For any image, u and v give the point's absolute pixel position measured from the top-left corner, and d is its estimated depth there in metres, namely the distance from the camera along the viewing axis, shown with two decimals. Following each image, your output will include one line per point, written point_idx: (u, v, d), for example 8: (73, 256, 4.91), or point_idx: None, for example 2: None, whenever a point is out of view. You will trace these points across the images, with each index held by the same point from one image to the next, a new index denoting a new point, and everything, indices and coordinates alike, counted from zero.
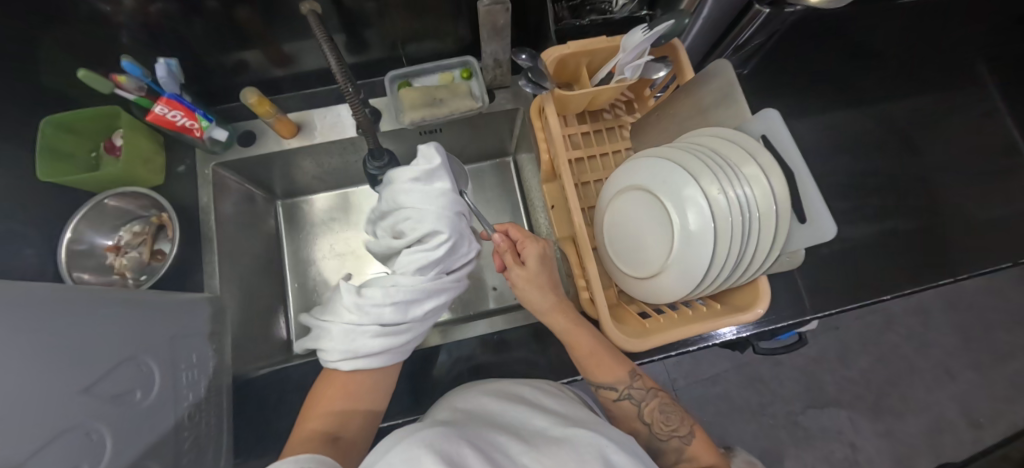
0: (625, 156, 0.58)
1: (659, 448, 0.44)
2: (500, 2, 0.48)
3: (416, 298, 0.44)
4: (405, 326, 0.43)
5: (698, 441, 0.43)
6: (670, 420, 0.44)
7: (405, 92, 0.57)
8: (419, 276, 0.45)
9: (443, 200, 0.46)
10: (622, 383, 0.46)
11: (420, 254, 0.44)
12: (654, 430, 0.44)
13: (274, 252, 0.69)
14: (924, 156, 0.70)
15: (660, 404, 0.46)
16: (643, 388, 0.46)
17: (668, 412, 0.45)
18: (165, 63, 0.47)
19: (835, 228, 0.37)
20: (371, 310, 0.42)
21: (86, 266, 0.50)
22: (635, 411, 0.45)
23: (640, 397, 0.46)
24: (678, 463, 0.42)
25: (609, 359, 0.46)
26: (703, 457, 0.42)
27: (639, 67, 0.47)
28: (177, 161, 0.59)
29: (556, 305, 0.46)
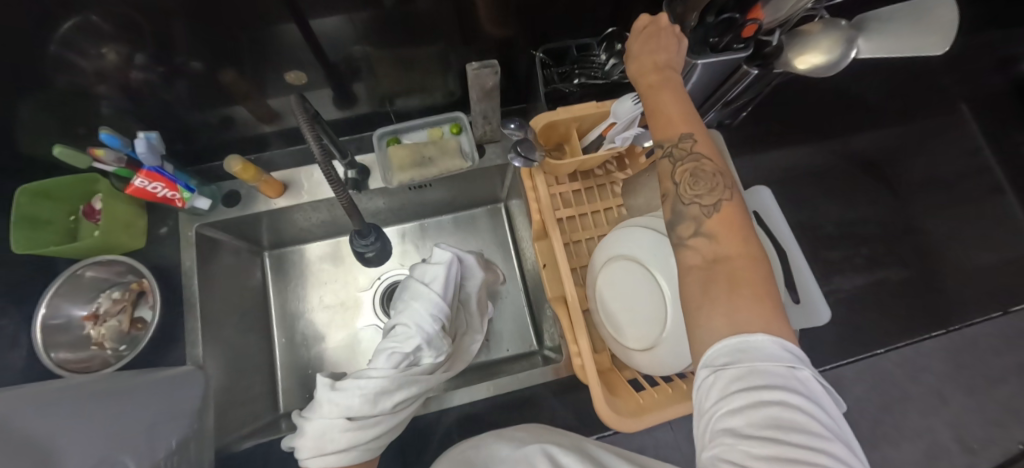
0: (617, 212, 0.58)
1: (681, 212, 0.36)
2: (489, 66, 0.48)
3: (386, 390, 0.44)
4: (375, 420, 0.43)
5: (725, 217, 0.34)
6: (702, 186, 0.36)
7: (394, 151, 0.56)
8: (390, 369, 0.45)
9: (431, 300, 0.49)
10: (671, 140, 0.38)
11: (395, 346, 0.47)
12: (681, 192, 0.37)
13: (261, 307, 0.67)
14: (913, 201, 0.70)
15: (700, 169, 0.36)
16: (691, 151, 0.37)
17: (703, 177, 0.36)
18: (146, 138, 0.45)
19: (827, 312, 0.36)
20: (341, 400, 0.42)
21: (63, 341, 0.49)
22: (673, 171, 0.37)
23: (682, 157, 0.37)
24: (692, 236, 0.35)
25: (672, 111, 0.38)
26: (724, 239, 0.33)
27: (628, 137, 0.47)
28: (159, 223, 0.57)
29: (649, 62, 0.40)
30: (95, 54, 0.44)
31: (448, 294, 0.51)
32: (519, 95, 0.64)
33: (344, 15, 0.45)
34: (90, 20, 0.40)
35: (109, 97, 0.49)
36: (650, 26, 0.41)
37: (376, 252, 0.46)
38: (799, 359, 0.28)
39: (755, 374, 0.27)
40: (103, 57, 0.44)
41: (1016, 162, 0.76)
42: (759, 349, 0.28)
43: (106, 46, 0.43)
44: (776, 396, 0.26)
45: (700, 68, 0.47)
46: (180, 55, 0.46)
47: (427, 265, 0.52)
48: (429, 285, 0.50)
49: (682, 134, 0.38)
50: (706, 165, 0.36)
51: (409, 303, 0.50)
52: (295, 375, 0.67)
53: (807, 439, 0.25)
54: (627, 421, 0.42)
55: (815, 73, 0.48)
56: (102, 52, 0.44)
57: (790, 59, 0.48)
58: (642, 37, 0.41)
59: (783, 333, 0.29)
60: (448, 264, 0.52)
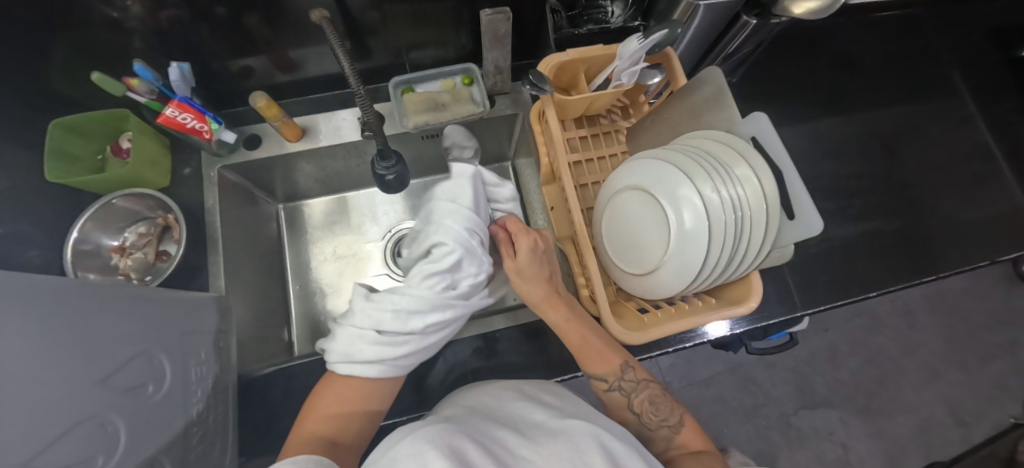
0: (621, 159, 0.61)
1: (648, 436, 0.46)
2: (502, 12, 0.51)
3: (419, 310, 0.44)
4: (404, 338, 0.44)
5: (686, 435, 0.45)
6: (659, 412, 0.47)
7: (409, 97, 0.59)
8: (428, 291, 0.46)
9: (465, 215, 0.51)
10: (614, 374, 0.47)
11: (431, 266, 0.47)
12: (644, 418, 0.47)
13: (276, 255, 0.69)
14: (905, 159, 0.73)
15: (652, 395, 0.47)
16: (635, 378, 0.48)
17: (659, 402, 0.47)
18: (178, 67, 0.48)
19: (820, 224, 0.39)
20: (373, 313, 0.44)
21: (92, 267, 0.51)
22: (626, 401, 0.48)
23: (631, 388, 0.48)
24: (665, 451, 0.44)
25: (599, 350, 0.48)
26: (690, 444, 0.44)
27: (634, 73, 0.50)
28: (183, 164, 0.60)
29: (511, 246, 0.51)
30: (124, 8, 0.48)
31: (478, 209, 0.53)
32: (528, 51, 0.67)
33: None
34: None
35: (140, 33, 0.51)
36: (535, 248, 0.49)
37: (397, 176, 0.47)
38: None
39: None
40: (127, 9, 0.48)
41: (1003, 128, 0.79)
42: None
43: None
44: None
45: (702, 12, 0.50)
46: None
47: (450, 191, 0.53)
48: (459, 204, 0.51)
49: (622, 364, 0.48)
50: (653, 386, 0.48)
51: (442, 223, 0.50)
52: (308, 321, 0.69)
53: None
54: (632, 335, 0.45)
55: (810, 17, 0.50)
56: (128, 4, 0.48)
57: (788, 6, 0.50)
58: (528, 260, 0.48)
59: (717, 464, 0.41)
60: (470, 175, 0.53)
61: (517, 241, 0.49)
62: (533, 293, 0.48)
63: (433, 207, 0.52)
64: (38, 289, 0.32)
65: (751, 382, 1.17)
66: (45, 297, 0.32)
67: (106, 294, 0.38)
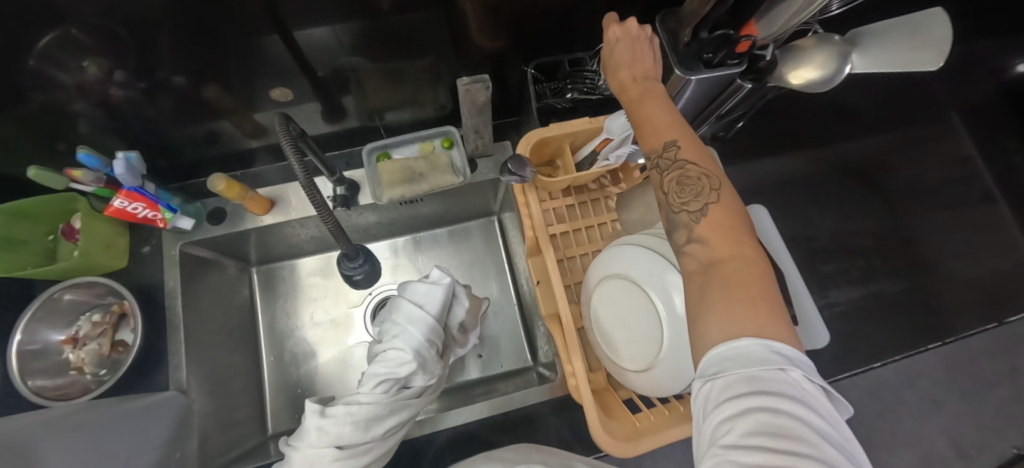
0: (611, 227, 0.57)
1: (673, 221, 0.36)
2: (480, 81, 0.47)
3: (377, 416, 0.43)
4: (366, 447, 0.42)
5: (717, 221, 0.33)
6: (689, 192, 0.35)
7: (383, 167, 0.55)
8: (380, 395, 0.44)
9: (427, 323, 0.48)
10: (656, 150, 0.37)
11: (386, 372, 0.45)
12: (670, 201, 0.36)
13: (249, 325, 0.66)
14: (908, 211, 0.70)
15: (684, 175, 0.35)
16: (675, 158, 0.36)
17: (689, 181, 0.35)
18: (124, 159, 0.44)
19: (826, 336, 0.37)
20: (331, 429, 0.40)
21: (40, 367, 0.47)
22: (659, 181, 0.37)
23: (667, 165, 0.37)
24: (687, 244, 0.34)
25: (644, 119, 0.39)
26: (718, 245, 0.32)
27: (622, 155, 0.47)
28: (143, 241, 0.56)
29: (627, 75, 0.40)
30: (78, 69, 0.42)
31: (442, 314, 0.50)
32: (512, 108, 0.63)
33: (333, 38, 0.45)
34: (71, 33, 0.39)
35: (86, 114, 0.47)
36: (630, 35, 0.40)
37: (364, 275, 0.46)
38: (792, 363, 0.26)
39: (746, 380, 0.26)
40: (84, 69, 0.42)
41: (1006, 171, 0.76)
42: (748, 355, 0.27)
43: (90, 57, 0.41)
44: (763, 404, 0.25)
45: (694, 85, 0.46)
46: (164, 69, 0.45)
47: (416, 290, 0.50)
48: (423, 307, 0.49)
49: (668, 140, 0.37)
50: (691, 169, 0.35)
51: (403, 327, 0.48)
52: (284, 395, 0.65)
53: (792, 444, 0.23)
54: (622, 446, 0.42)
55: (810, 88, 0.48)
56: (85, 64, 0.42)
57: (785, 74, 0.47)
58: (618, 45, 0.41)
59: (781, 337, 0.27)
60: (444, 285, 0.50)
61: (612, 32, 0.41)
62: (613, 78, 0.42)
63: (399, 306, 0.49)
64: None
65: None
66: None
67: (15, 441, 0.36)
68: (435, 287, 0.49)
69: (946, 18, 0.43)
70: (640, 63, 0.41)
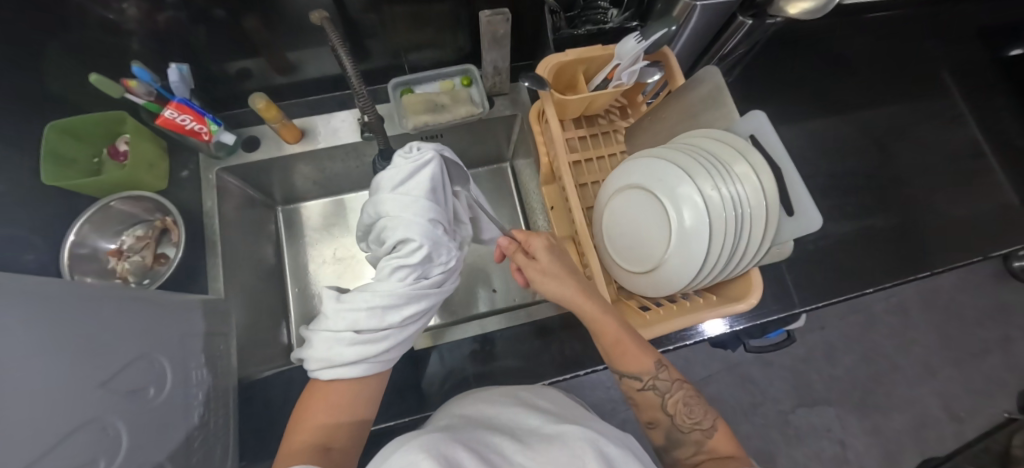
0: (620, 158, 0.61)
1: (678, 437, 0.44)
2: (501, 13, 0.51)
3: (393, 305, 0.45)
4: (384, 334, 0.44)
5: (719, 439, 0.42)
6: (693, 413, 0.44)
7: (407, 99, 0.59)
8: (398, 283, 0.47)
9: (427, 209, 0.49)
10: (648, 373, 0.45)
11: (398, 260, 0.47)
12: (676, 421, 0.45)
13: (274, 257, 0.69)
14: (898, 158, 0.74)
15: (686, 397, 0.45)
16: (669, 378, 0.46)
17: (692, 404, 0.45)
18: (177, 69, 0.48)
19: (819, 218, 0.39)
20: (349, 314, 0.43)
21: (88, 270, 0.50)
22: (660, 401, 0.46)
23: (665, 387, 0.46)
24: (694, 455, 0.42)
25: (636, 349, 0.45)
26: (721, 448, 0.41)
27: (634, 72, 0.50)
28: (180, 166, 0.59)
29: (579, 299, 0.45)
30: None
31: (438, 200, 0.52)
32: (526, 51, 0.67)
33: None
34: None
35: (137, 35, 0.51)
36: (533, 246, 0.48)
37: (392, 176, 0.48)
38: None
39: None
40: (122, 12, 0.48)
41: (993, 127, 0.80)
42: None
43: (128, 2, 0.47)
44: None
45: (699, 13, 0.50)
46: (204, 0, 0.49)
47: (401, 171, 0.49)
48: (412, 192, 0.49)
49: (657, 361, 0.46)
50: (685, 390, 0.46)
51: (399, 214, 0.49)
52: (307, 323, 0.69)
53: None
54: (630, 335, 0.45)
55: (805, 17, 0.51)
56: (123, 7, 0.48)
57: (783, 6, 0.51)
58: (554, 257, 0.47)
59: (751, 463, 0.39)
60: (431, 162, 0.50)
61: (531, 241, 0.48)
62: (559, 292, 0.45)
63: (385, 194, 0.50)
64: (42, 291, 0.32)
65: (749, 381, 1.18)
66: (33, 293, 0.31)
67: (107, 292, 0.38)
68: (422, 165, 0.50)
69: None
70: (572, 277, 0.46)
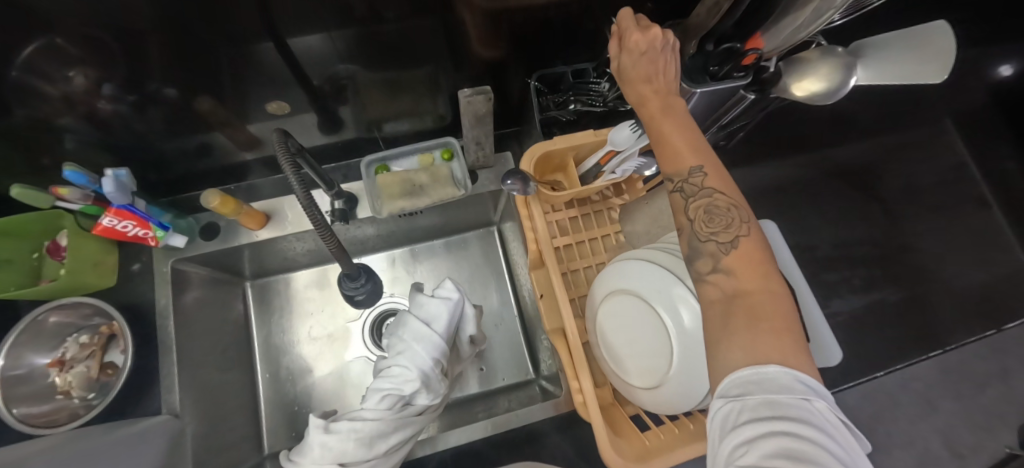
0: (614, 239, 0.56)
1: (697, 248, 0.34)
2: (483, 92, 0.46)
3: (381, 433, 0.44)
4: (370, 464, 0.44)
5: (743, 255, 0.32)
6: (718, 221, 0.34)
7: (382, 181, 0.54)
8: (384, 412, 0.46)
9: (432, 342, 0.49)
10: (680, 173, 0.36)
11: (390, 388, 0.46)
12: (695, 229, 0.35)
13: (242, 341, 0.64)
14: (905, 220, 0.70)
15: (712, 204, 0.34)
16: (702, 186, 0.35)
17: (718, 213, 0.34)
18: (112, 177, 0.41)
19: (838, 353, 0.36)
20: (335, 445, 0.43)
21: (23, 394, 0.45)
22: (684, 205, 0.36)
23: (697, 192, 0.35)
24: (712, 273, 0.33)
25: (679, 141, 0.37)
26: (745, 276, 0.31)
27: (628, 168, 0.46)
28: (132, 258, 0.54)
29: (638, 72, 0.38)
30: (64, 79, 0.40)
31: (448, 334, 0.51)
32: (513, 118, 0.62)
33: (326, 33, 0.42)
34: (55, 43, 0.37)
35: (74, 130, 0.45)
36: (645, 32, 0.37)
37: (365, 295, 0.47)
38: (817, 392, 0.26)
39: (770, 405, 0.26)
40: (71, 80, 0.40)
41: (999, 179, 0.77)
42: (773, 381, 0.26)
43: (77, 68, 0.39)
44: (785, 428, 0.25)
45: (699, 97, 0.45)
46: (154, 80, 0.43)
47: (427, 304, 0.51)
48: (431, 327, 0.50)
49: (691, 166, 0.36)
50: (719, 199, 0.35)
51: (409, 343, 0.49)
52: (281, 413, 0.63)
53: None
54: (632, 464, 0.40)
55: (813, 101, 0.47)
56: (72, 74, 0.40)
57: (789, 84, 0.47)
58: (640, 55, 0.37)
59: (806, 369, 0.27)
60: (451, 302, 0.51)
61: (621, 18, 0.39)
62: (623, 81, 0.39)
63: (407, 322, 0.51)
64: None
65: None
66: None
67: None
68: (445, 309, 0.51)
69: (949, 30, 0.42)
70: (660, 76, 0.38)
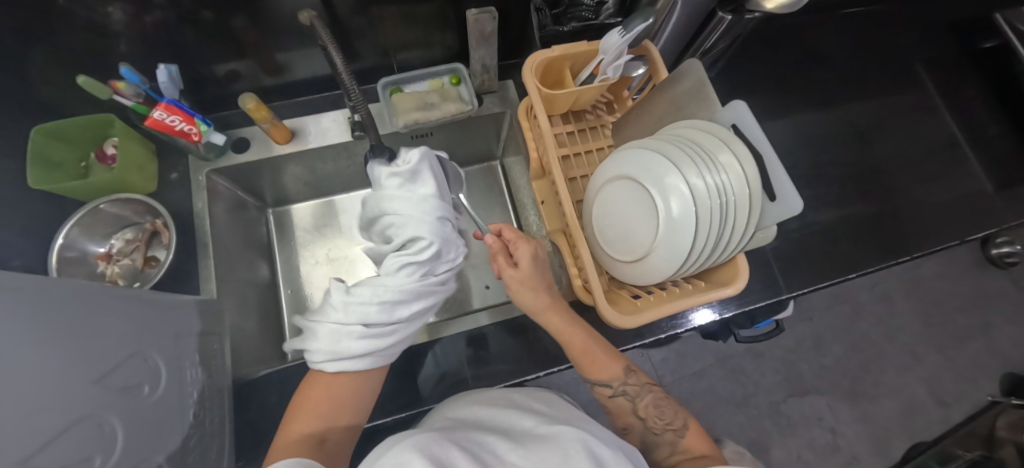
0: (607, 152, 0.63)
1: (653, 441, 0.47)
2: (488, 11, 0.52)
3: (402, 299, 0.45)
4: (392, 328, 0.45)
5: (692, 434, 0.46)
6: (665, 415, 0.48)
7: (399, 98, 0.60)
8: (406, 279, 0.46)
9: (438, 206, 0.48)
10: (616, 380, 0.50)
11: (407, 256, 0.46)
12: (648, 424, 0.48)
13: (265, 258, 0.69)
14: (877, 148, 0.76)
15: (653, 401, 0.49)
16: (637, 385, 0.50)
17: (662, 406, 0.49)
18: (166, 69, 0.48)
19: (800, 201, 0.40)
20: (358, 308, 0.43)
21: (78, 274, 0.50)
22: (630, 408, 0.50)
23: (634, 392, 0.50)
24: (668, 451, 0.46)
25: (604, 357, 0.50)
26: (694, 449, 0.44)
27: (619, 66, 0.52)
28: (170, 168, 0.59)
29: (542, 302, 0.49)
30: (104, 16, 0.47)
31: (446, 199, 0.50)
32: (515, 49, 0.68)
33: None
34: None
35: (125, 38, 0.51)
36: (523, 277, 0.49)
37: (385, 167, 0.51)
38: None
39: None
40: (108, 16, 0.47)
41: (965, 115, 0.83)
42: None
43: (113, 6, 0.46)
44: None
45: (680, 7, 0.51)
46: (192, 1, 0.48)
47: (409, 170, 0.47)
48: (426, 191, 0.48)
49: (621, 370, 0.50)
50: (656, 393, 0.50)
51: (406, 211, 0.47)
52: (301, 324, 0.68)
53: None
54: (627, 318, 0.46)
55: (780, 12, 0.53)
56: (108, 12, 0.47)
57: (760, 1, 0.52)
58: (527, 286, 0.49)
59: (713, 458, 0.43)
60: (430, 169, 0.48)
61: (518, 249, 0.50)
62: (526, 301, 0.49)
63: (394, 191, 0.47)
64: (58, 291, 0.34)
65: (743, 374, 1.20)
66: (18, 299, 0.30)
67: (110, 296, 0.38)
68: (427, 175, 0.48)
69: None
70: (543, 287, 0.50)
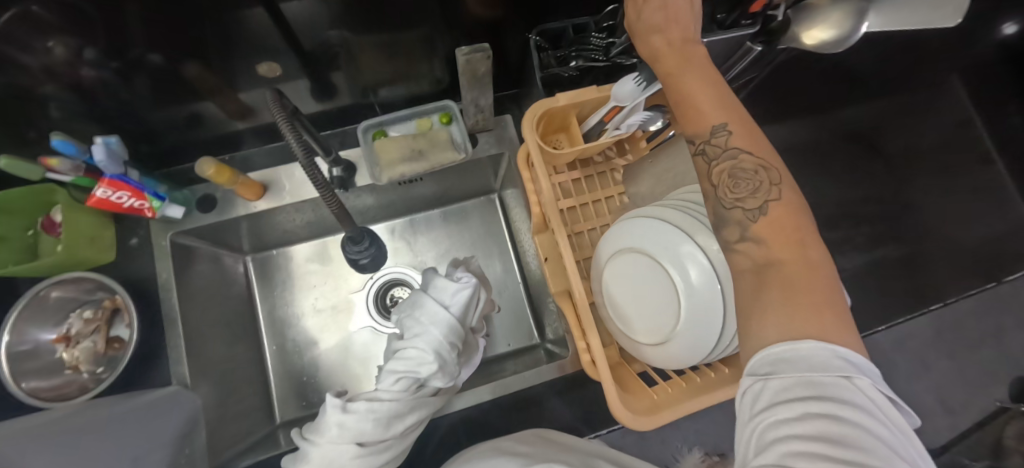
0: (617, 201, 0.56)
1: (722, 216, 0.33)
2: (481, 50, 0.44)
3: (398, 414, 0.41)
4: (384, 445, 0.40)
5: (772, 221, 0.30)
6: (742, 185, 0.32)
7: (381, 145, 0.53)
8: (399, 393, 0.42)
9: (449, 325, 0.44)
10: (701, 135, 0.34)
11: (406, 370, 0.42)
12: (720, 195, 0.33)
13: (246, 315, 0.64)
14: (909, 178, 0.70)
15: (737, 167, 0.32)
16: (726, 145, 0.33)
17: (747, 176, 0.32)
18: (104, 143, 0.43)
19: None
20: (352, 426, 0.38)
21: (32, 368, 0.45)
22: (707, 170, 0.34)
23: (723, 151, 0.33)
24: (739, 241, 0.31)
25: (702, 101, 0.34)
26: (775, 242, 0.29)
27: (631, 124, 0.46)
28: (129, 233, 0.53)
29: (655, 21, 0.36)
30: (44, 50, 0.38)
31: (462, 317, 0.47)
32: (512, 78, 0.60)
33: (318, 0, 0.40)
34: (30, 11, 0.34)
35: (58, 98, 0.43)
36: None
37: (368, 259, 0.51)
38: (855, 370, 0.24)
39: (805, 384, 0.24)
40: (49, 51, 0.38)
41: (1004, 133, 0.76)
42: (809, 359, 0.25)
43: (54, 39, 0.37)
44: (822, 410, 0.23)
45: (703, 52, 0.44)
46: (137, 47, 0.40)
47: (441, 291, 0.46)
48: (446, 307, 0.45)
49: (714, 125, 0.33)
50: (745, 160, 0.32)
51: (419, 323, 0.45)
52: (288, 383, 0.64)
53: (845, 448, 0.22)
54: (642, 420, 0.41)
55: (823, 49, 0.46)
56: (49, 45, 0.38)
57: (798, 33, 0.45)
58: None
59: (850, 345, 0.25)
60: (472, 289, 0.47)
61: None
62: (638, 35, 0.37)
63: (422, 303, 0.46)
64: None
65: None
66: None
67: None
68: (461, 292, 0.46)
69: None
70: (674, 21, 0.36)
